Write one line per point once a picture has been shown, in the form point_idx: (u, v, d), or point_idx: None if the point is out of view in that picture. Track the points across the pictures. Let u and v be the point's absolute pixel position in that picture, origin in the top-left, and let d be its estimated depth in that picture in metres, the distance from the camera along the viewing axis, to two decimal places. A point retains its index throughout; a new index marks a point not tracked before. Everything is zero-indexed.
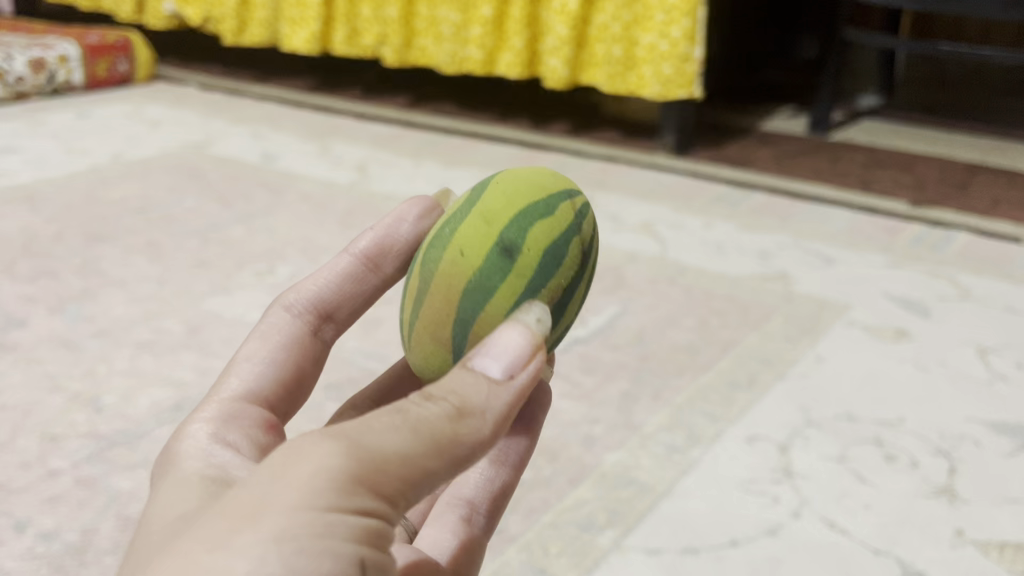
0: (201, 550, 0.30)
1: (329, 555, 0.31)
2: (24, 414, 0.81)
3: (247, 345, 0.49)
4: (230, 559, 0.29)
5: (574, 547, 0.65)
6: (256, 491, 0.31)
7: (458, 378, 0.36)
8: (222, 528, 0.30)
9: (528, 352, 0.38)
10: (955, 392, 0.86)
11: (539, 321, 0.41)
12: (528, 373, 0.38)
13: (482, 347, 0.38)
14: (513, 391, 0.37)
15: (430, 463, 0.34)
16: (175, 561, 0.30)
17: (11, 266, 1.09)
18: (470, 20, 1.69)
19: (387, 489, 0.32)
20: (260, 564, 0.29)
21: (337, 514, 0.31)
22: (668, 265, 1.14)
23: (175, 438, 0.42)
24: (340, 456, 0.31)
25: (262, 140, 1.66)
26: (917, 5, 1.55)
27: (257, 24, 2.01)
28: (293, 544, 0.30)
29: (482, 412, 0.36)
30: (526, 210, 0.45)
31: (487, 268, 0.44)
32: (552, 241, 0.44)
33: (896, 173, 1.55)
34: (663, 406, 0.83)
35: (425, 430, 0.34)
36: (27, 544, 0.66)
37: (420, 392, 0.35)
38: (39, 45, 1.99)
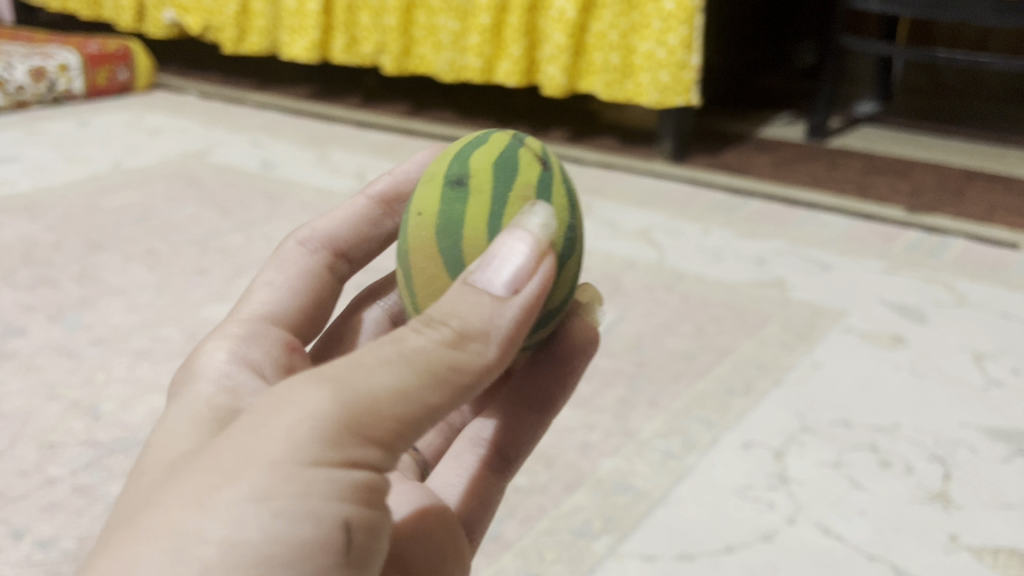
0: (181, 507, 0.32)
1: (307, 518, 0.33)
2: (23, 422, 0.81)
3: (265, 275, 0.53)
4: (208, 519, 0.31)
5: (570, 553, 0.66)
6: (242, 444, 0.33)
7: (461, 295, 0.37)
8: (203, 485, 0.32)
9: (535, 263, 0.38)
10: (951, 398, 0.86)
11: (543, 226, 0.40)
12: (534, 287, 0.37)
13: (486, 257, 0.38)
14: (518, 307, 0.37)
15: (422, 396, 0.35)
16: (158, 511, 0.32)
17: (11, 274, 1.10)
18: (469, 28, 1.70)
19: (375, 435, 0.34)
20: (236, 527, 0.31)
21: (319, 471, 0.33)
22: (666, 271, 1.14)
23: (199, 354, 0.46)
24: (327, 403, 0.33)
25: (261, 148, 1.66)
26: (913, 11, 1.56)
27: (257, 33, 2.02)
28: (268, 507, 0.32)
29: (485, 335, 0.36)
30: (460, 152, 0.47)
31: (445, 206, 0.45)
32: (495, 159, 0.46)
33: (893, 179, 1.56)
34: (659, 412, 0.83)
35: (418, 363, 0.35)
36: (25, 551, 0.66)
37: (422, 318, 0.36)
38: (39, 54, 2.00)
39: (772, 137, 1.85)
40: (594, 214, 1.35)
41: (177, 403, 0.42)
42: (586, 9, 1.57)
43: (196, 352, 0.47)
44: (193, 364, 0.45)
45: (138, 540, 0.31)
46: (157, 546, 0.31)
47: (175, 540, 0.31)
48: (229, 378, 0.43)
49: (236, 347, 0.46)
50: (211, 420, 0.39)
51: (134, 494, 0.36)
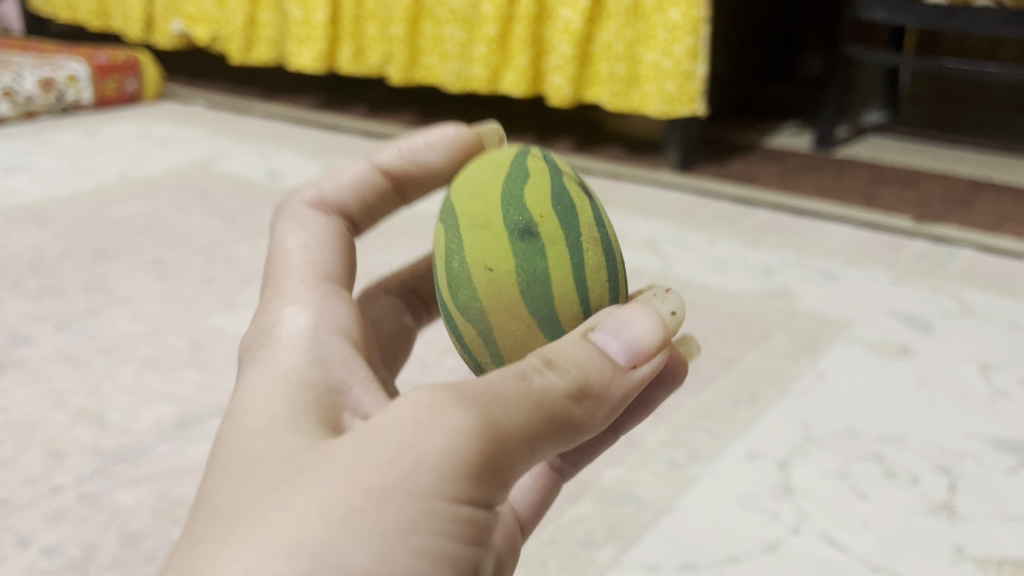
0: (320, 525, 0.31)
1: (444, 559, 0.33)
2: (28, 431, 0.81)
3: (290, 235, 0.47)
4: (352, 549, 0.31)
5: (572, 563, 0.66)
6: (381, 466, 0.32)
7: (582, 351, 0.38)
8: (345, 506, 0.31)
9: (654, 340, 0.39)
10: (957, 409, 0.86)
11: (675, 312, 0.42)
12: (648, 366, 0.40)
13: (610, 321, 0.40)
14: (632, 381, 0.39)
15: (543, 438, 0.36)
16: (292, 523, 0.31)
17: (17, 284, 1.10)
18: (475, 38, 1.71)
19: (505, 470, 0.34)
20: (378, 562, 0.31)
21: (458, 509, 0.33)
22: (670, 281, 1.14)
23: (277, 334, 0.42)
24: (471, 433, 0.33)
25: (267, 158, 1.67)
26: (918, 21, 1.57)
27: (264, 43, 2.03)
28: (409, 543, 0.32)
29: (602, 393, 0.38)
30: (507, 189, 0.44)
31: (523, 261, 0.43)
32: (553, 198, 0.44)
33: (900, 189, 1.55)
34: (663, 422, 0.83)
35: (545, 404, 0.35)
36: (30, 558, 0.66)
37: (543, 359, 0.37)
38: (48, 64, 2.02)
39: (779, 147, 1.85)
40: None
41: (274, 384, 0.39)
42: (592, 19, 1.58)
43: (264, 338, 0.42)
44: (272, 345, 0.41)
45: (277, 557, 0.30)
46: (298, 567, 0.30)
47: (314, 565, 0.30)
48: (320, 350, 0.41)
49: (316, 314, 0.43)
50: (314, 409, 0.38)
51: (236, 486, 0.34)
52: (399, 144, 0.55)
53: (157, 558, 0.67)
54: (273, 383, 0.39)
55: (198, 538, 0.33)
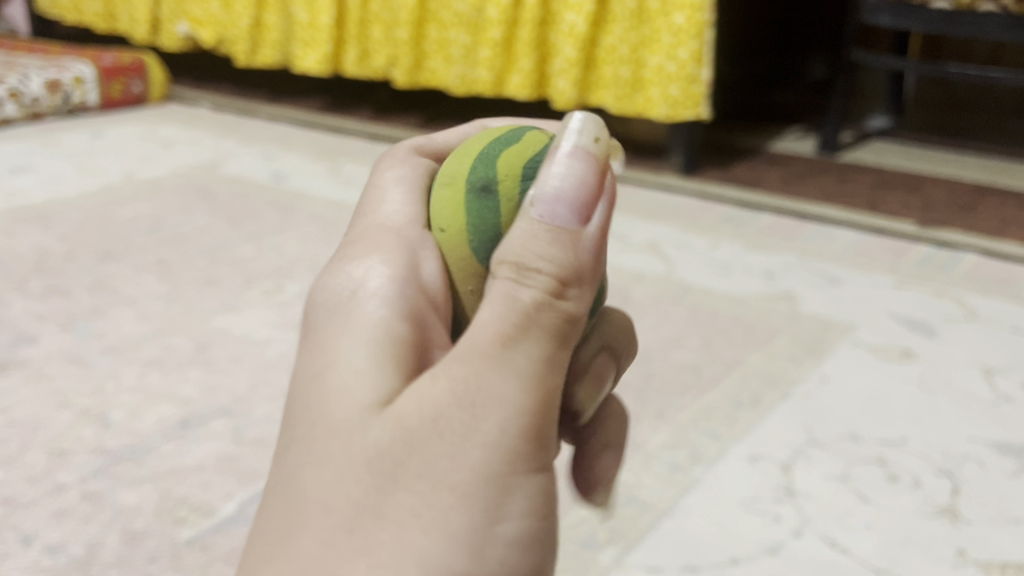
0: (418, 526, 0.33)
1: (528, 532, 0.35)
2: (33, 429, 0.82)
3: (386, 181, 0.45)
4: (450, 546, 0.33)
5: (574, 564, 0.66)
6: (457, 455, 0.33)
7: (532, 234, 0.35)
8: (435, 501, 0.33)
9: (597, 187, 0.36)
10: (959, 413, 0.86)
11: (595, 137, 0.38)
12: (602, 210, 0.36)
13: (538, 186, 0.36)
14: (594, 234, 0.36)
15: (561, 359, 0.36)
16: (394, 528, 0.33)
17: (23, 283, 1.11)
18: (480, 41, 1.71)
19: (551, 419, 0.35)
20: (475, 550, 0.33)
21: (527, 480, 0.34)
22: (673, 284, 1.14)
23: (363, 285, 0.39)
24: (519, 397, 0.34)
25: (271, 160, 1.68)
26: (922, 26, 1.57)
27: (269, 46, 2.04)
28: (497, 526, 0.34)
29: (579, 279, 0.36)
30: (483, 152, 0.43)
31: (474, 221, 0.41)
32: (525, 161, 0.42)
33: (904, 194, 1.55)
34: (666, 424, 0.83)
35: (540, 322, 0.35)
36: (33, 556, 0.67)
37: (510, 268, 0.35)
38: (54, 66, 2.03)
39: (783, 151, 1.85)
40: None
41: (357, 346, 0.36)
42: (596, 23, 1.58)
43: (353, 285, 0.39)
44: (356, 296, 0.38)
45: (387, 563, 0.32)
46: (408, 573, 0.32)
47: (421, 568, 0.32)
48: (407, 307, 0.38)
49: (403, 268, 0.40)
50: (393, 364, 0.36)
51: (320, 474, 0.34)
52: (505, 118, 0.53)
53: (160, 557, 0.67)
54: (354, 345, 0.37)
55: (297, 534, 0.33)
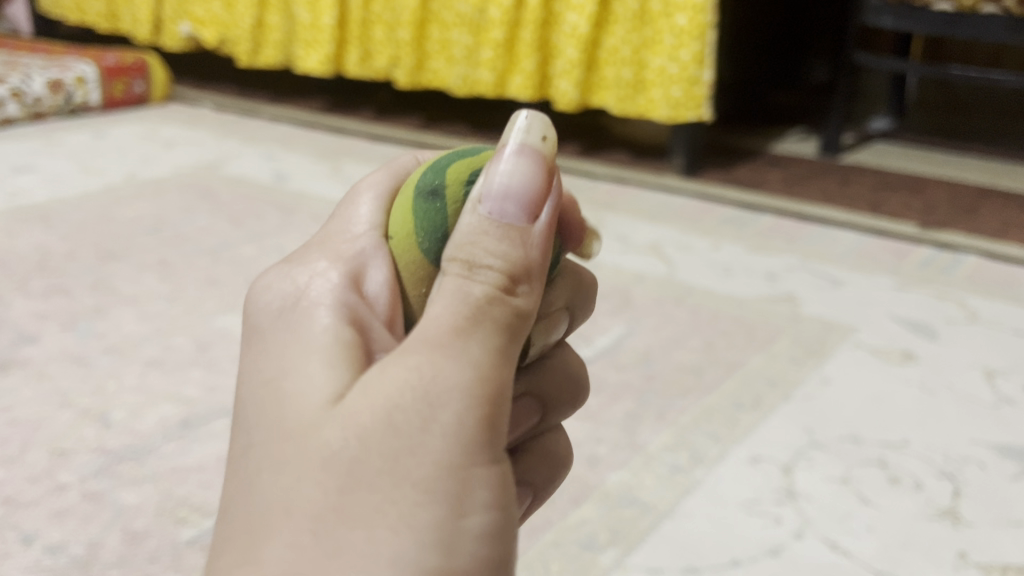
0: (382, 525, 0.33)
1: (494, 523, 0.35)
2: (34, 429, 0.82)
3: (362, 185, 0.47)
4: (416, 541, 0.33)
5: (575, 566, 0.66)
6: (417, 448, 0.34)
7: (483, 232, 0.37)
8: (397, 497, 0.33)
9: (543, 187, 0.38)
10: (961, 416, 0.85)
11: (545, 138, 0.40)
12: (548, 208, 0.38)
13: (484, 185, 0.38)
14: (542, 232, 0.38)
15: (514, 353, 0.37)
16: (360, 529, 0.33)
17: (24, 283, 1.11)
18: (482, 42, 1.71)
19: (507, 409, 0.36)
20: (441, 545, 0.34)
21: (487, 470, 0.35)
22: (675, 286, 1.14)
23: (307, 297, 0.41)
24: (472, 385, 0.35)
25: (274, 160, 1.68)
26: (925, 27, 1.56)
27: (271, 46, 2.04)
28: (462, 518, 0.34)
29: (529, 275, 0.37)
30: (441, 160, 0.44)
31: (421, 222, 0.42)
32: (474, 168, 0.43)
33: (906, 196, 1.55)
34: (667, 425, 0.83)
35: (493, 316, 0.36)
36: (34, 556, 0.67)
37: (461, 266, 0.37)
38: (57, 66, 2.03)
39: (784, 153, 1.85)
40: (604, 228, 1.36)
41: (302, 354, 0.38)
42: (598, 24, 1.58)
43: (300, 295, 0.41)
44: (302, 307, 0.41)
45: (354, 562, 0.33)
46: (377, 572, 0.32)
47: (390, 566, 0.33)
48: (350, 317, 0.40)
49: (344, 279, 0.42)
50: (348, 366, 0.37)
51: (281, 477, 0.35)
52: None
53: (160, 557, 0.67)
54: (303, 352, 0.38)
55: (267, 543, 0.34)
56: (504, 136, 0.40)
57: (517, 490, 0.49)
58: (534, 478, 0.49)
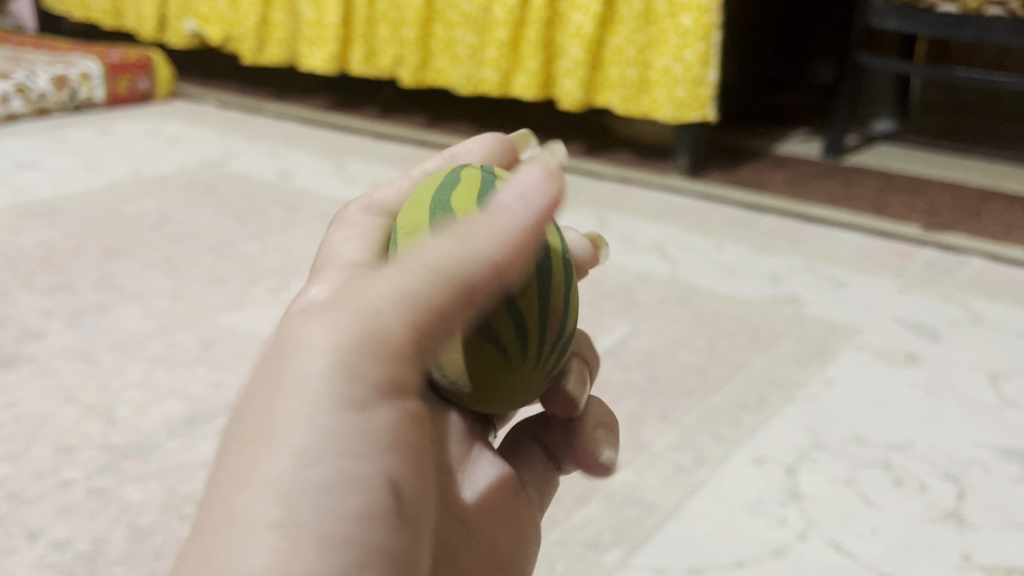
0: (234, 486, 0.33)
1: (354, 482, 0.33)
2: (39, 425, 0.82)
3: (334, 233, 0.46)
4: (261, 500, 0.32)
5: (579, 565, 0.66)
6: (277, 405, 0.34)
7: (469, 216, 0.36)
8: (251, 456, 0.33)
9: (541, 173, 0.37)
10: (964, 417, 0.85)
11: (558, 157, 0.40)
12: (550, 188, 0.36)
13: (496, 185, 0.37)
14: (529, 210, 0.36)
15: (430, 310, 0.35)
16: (216, 493, 0.33)
17: (29, 279, 1.11)
18: (486, 41, 1.71)
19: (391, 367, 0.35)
20: (286, 501, 0.32)
21: (351, 422, 0.34)
22: (679, 286, 1.14)
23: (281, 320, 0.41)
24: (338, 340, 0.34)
25: (278, 158, 1.68)
26: (929, 30, 1.56)
27: (276, 44, 2.04)
28: (310, 470, 0.33)
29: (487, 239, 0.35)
30: (437, 195, 0.45)
31: None
32: (476, 195, 0.45)
33: (910, 198, 1.55)
34: (671, 426, 0.83)
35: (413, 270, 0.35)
36: (39, 552, 0.67)
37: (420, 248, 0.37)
38: (61, 62, 2.03)
39: (787, 154, 1.85)
40: (607, 227, 1.36)
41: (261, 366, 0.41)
42: (603, 24, 1.58)
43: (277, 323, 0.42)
44: None
45: (203, 527, 0.32)
46: (216, 533, 0.31)
47: (228, 525, 0.31)
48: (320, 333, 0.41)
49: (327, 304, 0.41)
50: None
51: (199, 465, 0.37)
52: (448, 151, 0.55)
53: (165, 554, 0.67)
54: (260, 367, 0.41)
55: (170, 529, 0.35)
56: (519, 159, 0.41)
57: (600, 431, 0.53)
58: (603, 415, 0.54)
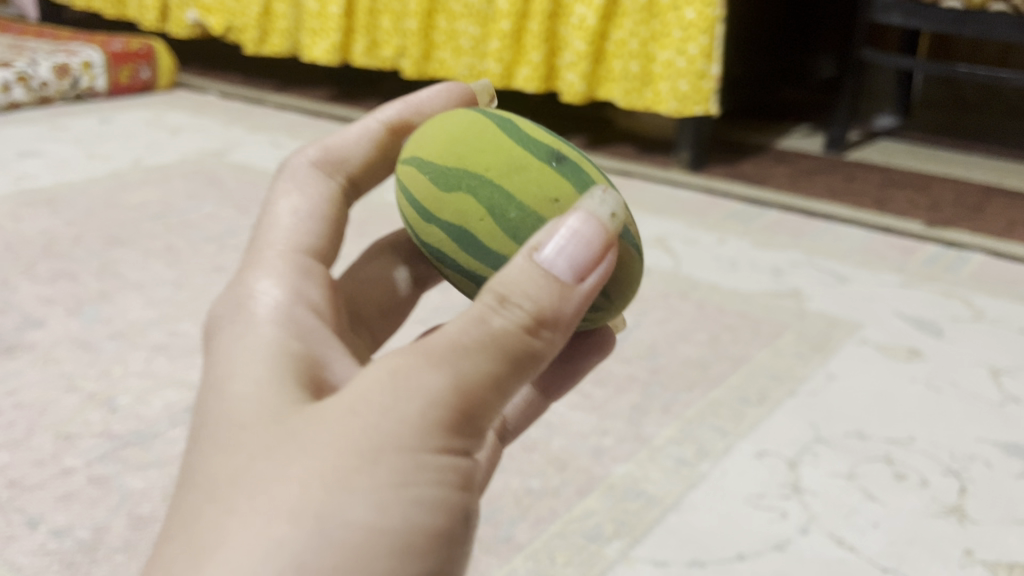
0: (321, 489, 0.35)
1: (434, 506, 0.37)
2: (40, 412, 0.82)
3: (283, 201, 0.52)
4: (352, 504, 0.35)
5: (580, 556, 0.66)
6: (368, 426, 0.36)
7: (528, 273, 0.37)
8: (345, 469, 0.35)
9: (598, 253, 0.39)
10: (966, 412, 0.85)
11: (614, 213, 0.41)
12: (596, 275, 0.39)
13: (550, 233, 0.38)
14: (582, 293, 0.38)
15: (506, 376, 0.38)
16: (293, 486, 0.35)
17: (31, 267, 1.11)
18: (489, 33, 1.71)
19: (474, 414, 0.38)
20: (379, 512, 0.35)
21: (440, 456, 0.37)
22: (681, 280, 1.14)
23: (246, 293, 0.45)
24: (441, 383, 0.36)
25: (278, 148, 1.68)
26: (933, 26, 1.56)
27: (278, 34, 2.03)
28: (404, 490, 0.36)
29: (555, 326, 0.38)
30: (511, 139, 0.46)
31: (576, 179, 0.46)
32: (536, 131, 0.48)
33: (912, 193, 1.55)
34: (672, 419, 0.83)
35: (504, 347, 0.37)
36: (40, 540, 0.67)
37: (495, 295, 0.37)
38: (63, 51, 2.03)
39: (790, 149, 1.85)
40: None
41: (243, 341, 0.42)
42: (606, 17, 1.58)
43: (238, 286, 0.46)
44: (232, 301, 0.45)
45: (280, 518, 0.34)
46: (305, 525, 0.34)
47: (320, 522, 0.34)
48: (290, 320, 0.44)
49: (291, 286, 0.46)
50: (297, 370, 0.40)
51: (230, 458, 0.37)
52: (406, 98, 0.58)
53: None
54: (237, 342, 0.42)
55: (209, 507, 0.36)
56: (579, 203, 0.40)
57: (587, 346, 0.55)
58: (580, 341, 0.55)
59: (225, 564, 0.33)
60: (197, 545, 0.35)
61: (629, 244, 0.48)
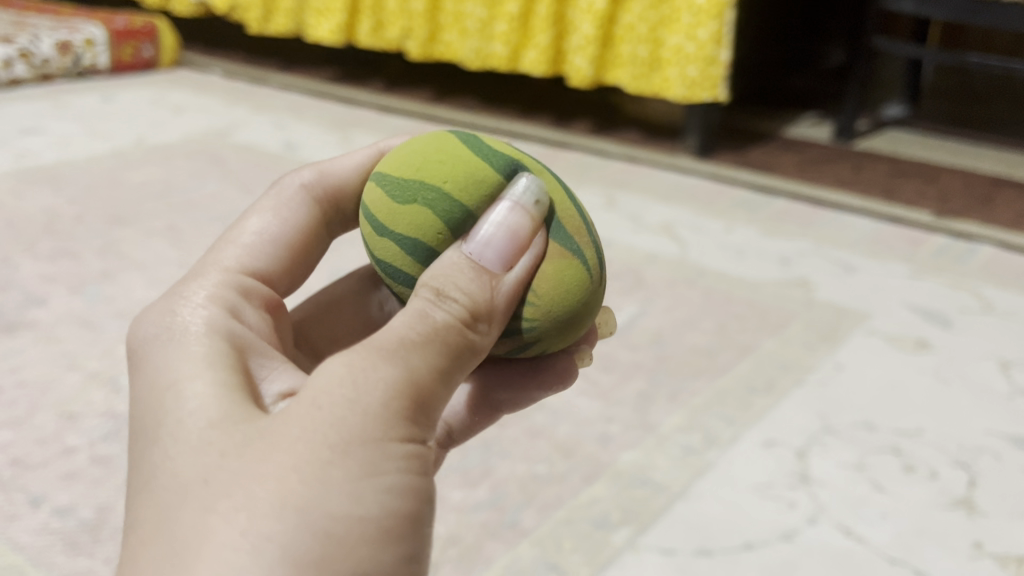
0: (298, 484, 0.34)
1: (409, 492, 0.36)
2: (43, 390, 0.81)
3: (252, 217, 0.52)
4: (331, 496, 0.34)
5: (587, 543, 0.65)
6: (334, 420, 0.35)
7: (456, 266, 0.41)
8: (318, 462, 0.34)
9: (522, 247, 0.43)
10: (976, 405, 0.85)
11: (537, 202, 0.45)
12: (522, 264, 0.44)
13: (472, 234, 0.43)
14: (509, 283, 0.43)
15: (451, 367, 0.39)
16: (269, 484, 0.34)
17: (33, 244, 1.10)
18: (496, 15, 1.69)
19: (429, 405, 0.38)
20: (358, 503, 0.34)
21: (407, 447, 0.36)
22: (687, 267, 1.13)
23: (180, 296, 0.46)
24: (395, 375, 0.37)
25: (283, 129, 1.66)
26: (944, 13, 1.54)
27: (282, 14, 2.01)
28: (379, 479, 0.35)
29: (489, 316, 0.41)
30: (473, 152, 0.46)
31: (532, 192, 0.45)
32: (501, 145, 0.48)
33: (920, 184, 1.54)
34: (679, 407, 0.82)
35: (446, 338, 0.39)
36: (43, 519, 0.66)
37: (431, 290, 0.40)
38: (65, 28, 2.01)
39: (797, 137, 1.84)
40: (616, 207, 1.34)
41: (181, 349, 0.42)
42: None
43: (177, 292, 0.46)
44: (169, 304, 0.45)
45: (260, 517, 0.33)
46: (287, 521, 0.33)
47: (301, 515, 0.33)
48: (228, 332, 0.44)
49: (230, 300, 0.46)
50: (241, 384, 0.40)
51: (197, 458, 0.36)
52: None
53: None
54: (176, 349, 0.42)
55: (182, 507, 0.35)
56: (499, 196, 0.45)
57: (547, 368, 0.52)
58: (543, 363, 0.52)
59: (212, 563, 0.33)
60: (182, 549, 0.34)
61: (567, 247, 0.46)
